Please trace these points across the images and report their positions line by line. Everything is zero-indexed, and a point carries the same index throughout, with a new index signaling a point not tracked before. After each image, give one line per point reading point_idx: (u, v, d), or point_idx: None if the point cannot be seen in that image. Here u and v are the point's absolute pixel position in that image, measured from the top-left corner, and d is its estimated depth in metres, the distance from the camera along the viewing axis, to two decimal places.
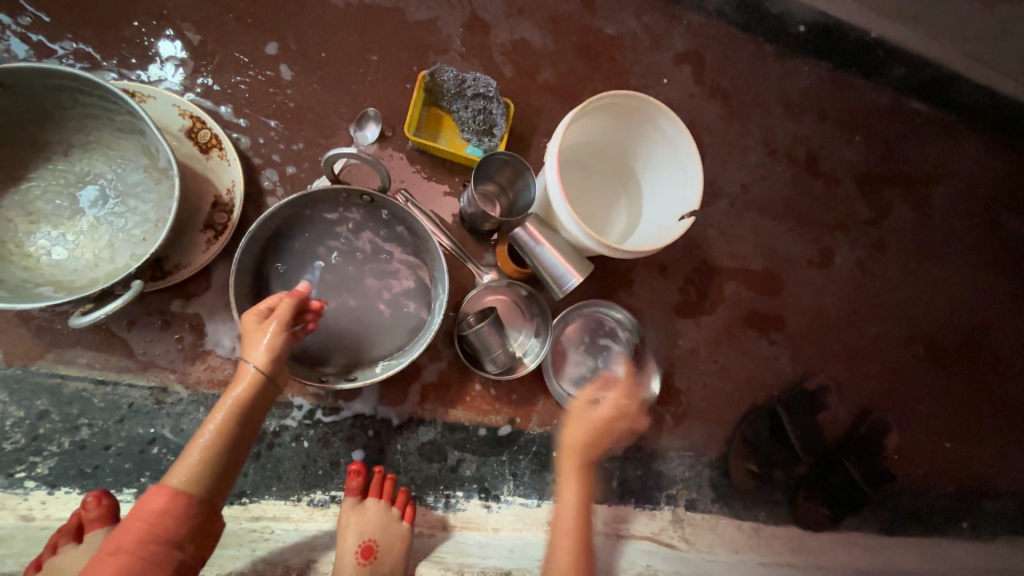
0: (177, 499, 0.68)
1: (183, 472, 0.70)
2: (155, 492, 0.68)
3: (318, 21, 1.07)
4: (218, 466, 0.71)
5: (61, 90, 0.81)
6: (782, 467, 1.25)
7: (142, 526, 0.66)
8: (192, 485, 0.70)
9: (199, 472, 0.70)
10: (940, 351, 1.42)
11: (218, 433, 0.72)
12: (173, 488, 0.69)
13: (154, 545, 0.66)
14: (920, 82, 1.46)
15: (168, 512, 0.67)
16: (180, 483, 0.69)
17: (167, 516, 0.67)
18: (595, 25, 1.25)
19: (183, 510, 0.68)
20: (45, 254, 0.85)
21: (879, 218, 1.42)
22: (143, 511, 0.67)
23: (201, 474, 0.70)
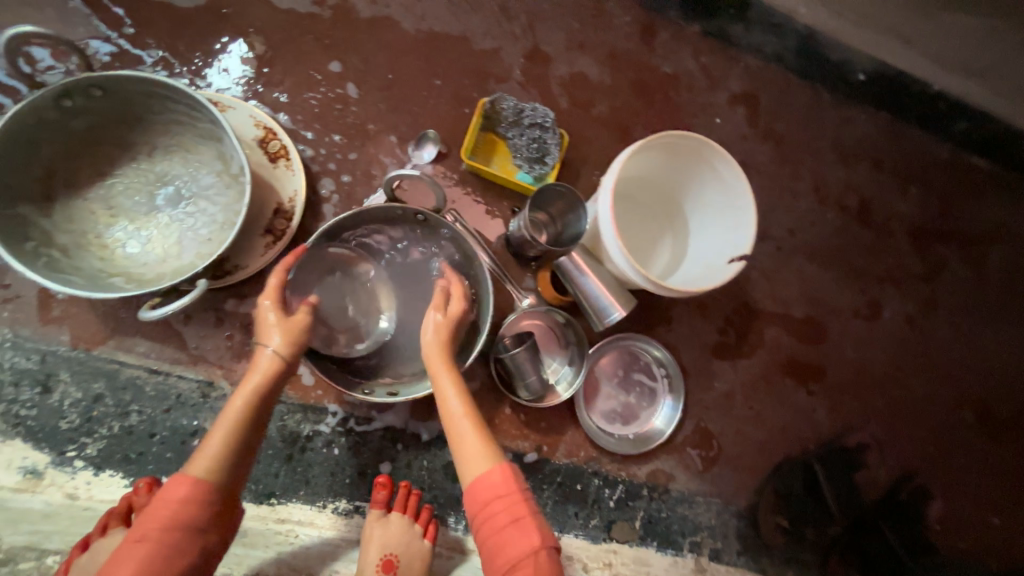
0: (201, 487, 0.69)
1: (205, 461, 0.71)
2: (176, 481, 0.68)
3: (388, 45, 1.12)
4: (238, 452, 0.73)
5: (154, 97, 0.87)
6: (814, 525, 1.20)
7: (169, 512, 0.67)
8: (213, 472, 0.70)
9: (220, 459, 0.71)
10: (991, 419, 1.35)
11: (239, 418, 0.74)
12: (196, 477, 0.69)
13: (179, 532, 0.66)
14: (984, 138, 1.41)
15: (190, 500, 0.68)
16: (202, 471, 0.70)
17: (192, 503, 0.68)
18: (652, 62, 1.26)
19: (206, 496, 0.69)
20: (120, 247, 0.90)
21: (932, 274, 1.37)
22: (168, 498, 0.67)
23: (223, 463, 0.71)
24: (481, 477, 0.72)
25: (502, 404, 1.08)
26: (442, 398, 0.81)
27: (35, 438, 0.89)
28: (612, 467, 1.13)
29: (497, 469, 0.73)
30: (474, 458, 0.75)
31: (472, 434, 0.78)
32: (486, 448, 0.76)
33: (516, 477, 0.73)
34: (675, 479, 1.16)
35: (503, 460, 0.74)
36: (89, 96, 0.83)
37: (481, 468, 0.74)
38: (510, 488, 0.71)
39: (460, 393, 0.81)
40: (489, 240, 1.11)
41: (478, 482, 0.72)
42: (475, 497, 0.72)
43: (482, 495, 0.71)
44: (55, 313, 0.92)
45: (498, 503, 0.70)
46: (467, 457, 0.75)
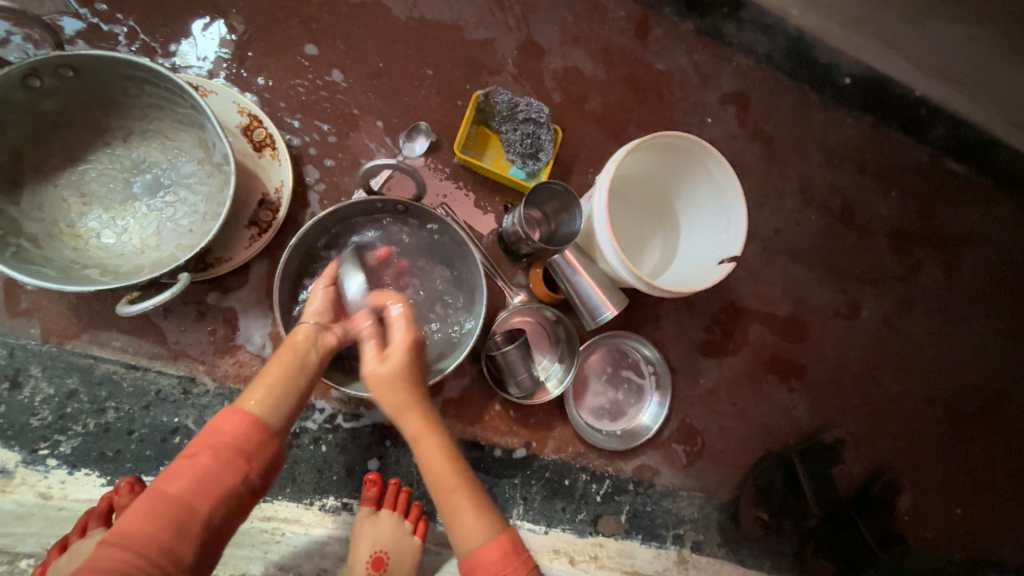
0: (253, 421, 0.71)
1: (258, 396, 0.73)
2: (229, 411, 0.71)
3: (378, 32, 1.09)
4: (287, 393, 0.75)
5: (130, 79, 0.83)
6: (791, 517, 1.24)
7: (222, 438, 0.69)
8: (263, 409, 0.73)
9: (272, 399, 0.74)
10: (958, 415, 1.41)
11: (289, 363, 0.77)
12: (250, 410, 0.72)
13: (230, 455, 0.69)
14: (961, 143, 1.45)
15: (241, 430, 0.70)
16: (256, 404, 0.72)
17: (242, 433, 0.70)
18: (646, 59, 1.26)
19: (259, 435, 0.72)
20: (95, 237, 0.86)
21: (908, 275, 1.41)
22: (223, 425, 0.70)
23: (273, 402, 0.74)
24: (481, 550, 0.73)
25: (492, 400, 1.08)
26: (426, 464, 0.79)
27: (5, 435, 0.85)
28: (599, 463, 1.14)
29: (493, 543, 0.73)
30: (471, 529, 0.75)
31: (464, 502, 0.77)
32: (481, 518, 0.75)
33: (514, 546, 0.74)
34: (660, 474, 1.18)
35: (499, 529, 0.75)
36: (60, 76, 0.78)
37: (478, 542, 0.74)
38: (508, 562, 0.72)
39: (444, 458, 0.79)
40: (480, 235, 1.10)
41: (476, 557, 0.73)
42: (477, 571, 0.72)
43: (484, 570, 0.72)
44: (23, 305, 0.88)
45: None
46: (463, 529, 0.75)
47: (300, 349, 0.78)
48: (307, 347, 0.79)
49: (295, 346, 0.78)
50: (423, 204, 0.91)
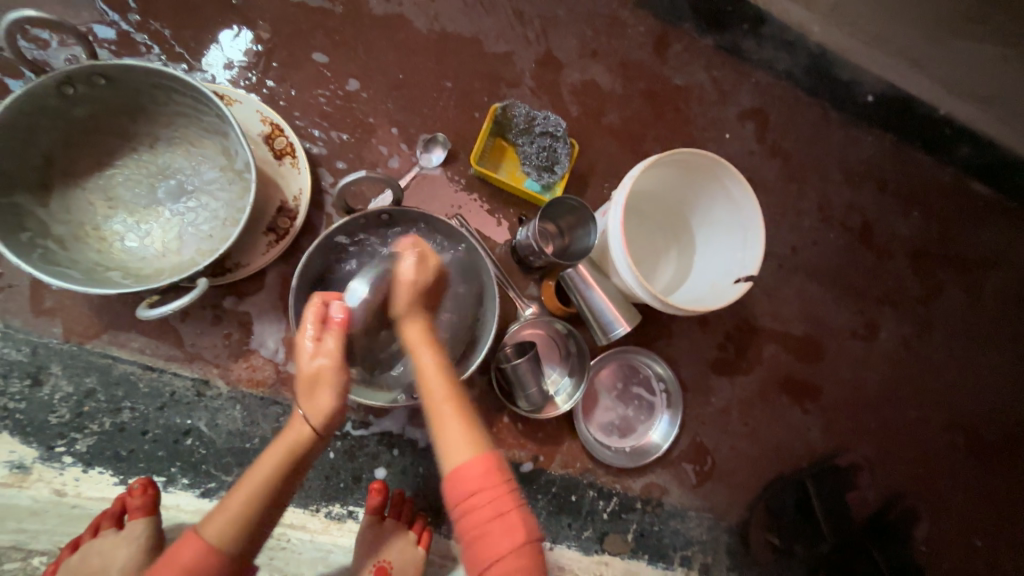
0: (207, 556, 0.65)
1: (217, 525, 0.67)
2: (188, 541, 0.67)
3: (399, 44, 1.10)
4: (252, 517, 0.68)
5: (159, 88, 0.85)
6: (803, 543, 1.21)
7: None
8: (222, 539, 0.66)
9: (233, 528, 0.67)
10: (980, 444, 1.36)
11: (264, 481, 0.70)
12: (206, 540, 0.66)
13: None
14: (986, 164, 1.42)
15: (193, 568, 0.65)
16: (213, 538, 0.66)
17: (195, 570, 0.65)
18: (664, 74, 1.26)
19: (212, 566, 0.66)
20: (119, 240, 0.88)
21: (929, 297, 1.38)
22: (176, 560, 0.65)
23: (237, 530, 0.67)
24: (462, 466, 0.65)
25: (500, 412, 1.08)
26: (422, 372, 0.74)
27: (24, 432, 0.87)
28: (606, 479, 1.13)
29: (477, 459, 0.65)
30: (455, 441, 0.68)
31: (452, 413, 0.70)
32: (468, 431, 0.69)
33: (500, 469, 0.66)
34: (669, 493, 1.16)
35: (484, 449, 0.67)
36: (92, 84, 0.81)
37: (462, 457, 0.66)
38: (492, 481, 0.64)
39: (441, 370, 0.73)
40: (493, 245, 1.10)
41: (459, 471, 0.65)
42: (457, 487, 0.64)
43: (466, 486, 0.64)
44: (47, 305, 0.90)
45: (480, 497, 0.63)
46: (449, 441, 0.68)
47: (285, 458, 0.70)
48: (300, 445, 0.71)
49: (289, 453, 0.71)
50: (407, 209, 0.92)
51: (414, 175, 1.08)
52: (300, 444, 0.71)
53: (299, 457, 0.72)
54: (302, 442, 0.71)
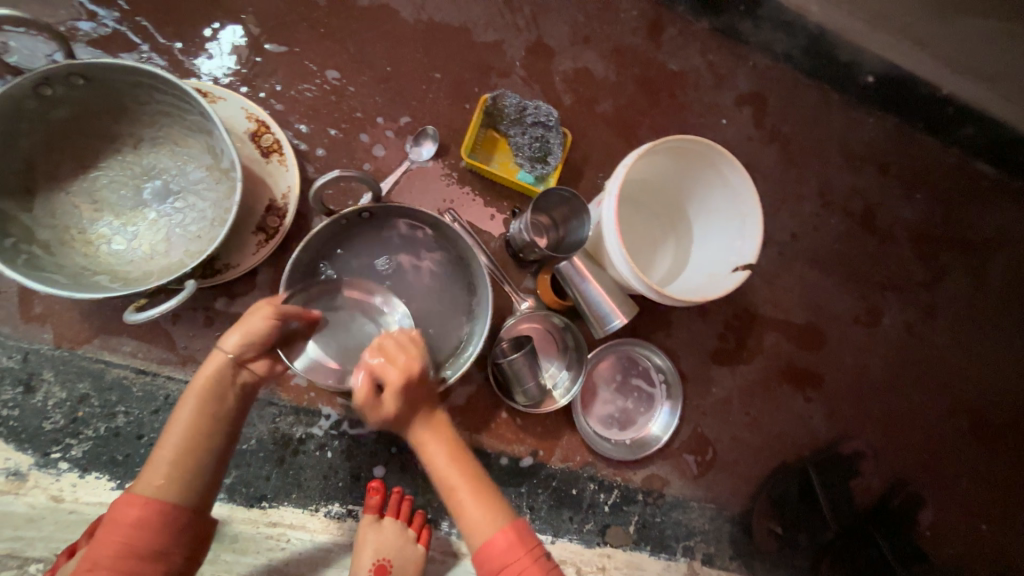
0: (150, 506, 0.66)
1: (154, 479, 0.68)
2: (124, 503, 0.66)
3: (385, 35, 1.08)
4: (189, 470, 0.69)
5: (139, 86, 0.83)
6: (807, 531, 1.20)
7: (120, 534, 0.64)
8: (162, 490, 0.67)
9: (166, 479, 0.68)
10: (985, 428, 1.35)
11: (187, 434, 0.70)
12: (145, 497, 0.66)
13: (135, 559, 0.63)
14: (990, 143, 1.39)
15: (142, 522, 0.65)
16: (151, 490, 0.67)
17: (144, 525, 0.65)
18: (658, 58, 1.23)
19: (157, 516, 0.66)
20: (106, 243, 0.87)
21: (932, 281, 1.36)
22: (120, 521, 0.65)
23: (176, 479, 0.68)
24: (489, 543, 0.71)
25: (499, 408, 1.07)
26: (432, 466, 0.77)
27: (18, 438, 0.86)
28: (607, 472, 1.12)
29: (502, 533, 0.72)
30: (479, 521, 0.73)
31: (470, 493, 0.75)
32: (487, 510, 0.73)
33: (525, 536, 0.72)
34: (671, 485, 1.16)
35: (507, 520, 0.73)
36: (71, 84, 0.79)
37: (487, 534, 0.72)
38: (518, 551, 0.71)
39: (450, 454, 0.77)
40: (488, 239, 1.08)
41: (489, 547, 0.71)
42: (489, 562, 0.71)
43: (494, 562, 0.71)
44: (37, 310, 0.89)
45: (510, 569, 0.70)
46: (471, 523, 0.73)
47: (205, 404, 0.72)
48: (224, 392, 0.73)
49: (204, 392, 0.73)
50: (385, 203, 0.90)
51: (404, 170, 1.06)
52: (221, 380, 0.73)
53: (219, 407, 0.73)
54: (225, 383, 0.74)
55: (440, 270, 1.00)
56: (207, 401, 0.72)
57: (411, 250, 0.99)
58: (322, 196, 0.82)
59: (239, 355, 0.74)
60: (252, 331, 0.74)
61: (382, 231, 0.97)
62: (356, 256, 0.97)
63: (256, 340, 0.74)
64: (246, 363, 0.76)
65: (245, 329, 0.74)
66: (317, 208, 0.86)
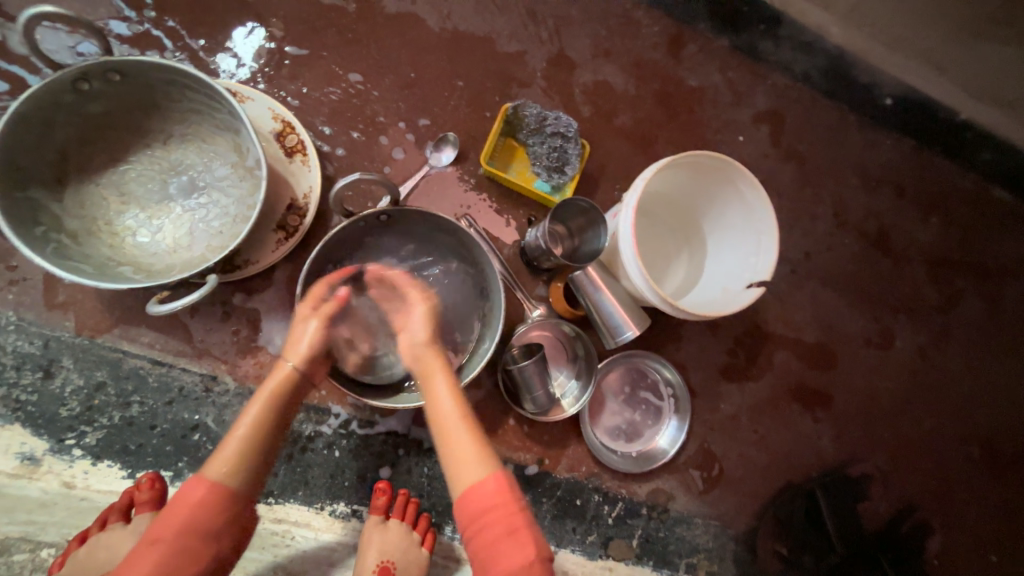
0: (217, 489, 0.66)
1: (224, 462, 0.68)
2: (192, 482, 0.66)
3: (411, 42, 1.10)
4: (257, 459, 0.70)
5: (173, 85, 0.86)
6: (813, 553, 1.19)
7: (185, 513, 0.64)
8: (229, 478, 0.67)
9: (238, 463, 0.68)
10: (997, 456, 1.33)
11: (255, 429, 0.70)
12: (214, 478, 0.67)
13: (194, 538, 0.63)
14: (1008, 170, 1.39)
15: (207, 504, 0.65)
16: (218, 474, 0.67)
17: (208, 509, 0.65)
18: (678, 74, 1.24)
19: (224, 498, 0.66)
20: (130, 235, 0.89)
21: (946, 306, 1.35)
22: (185, 499, 0.65)
23: (243, 468, 0.68)
24: (474, 487, 0.66)
25: (506, 414, 1.07)
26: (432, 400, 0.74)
27: (35, 423, 0.88)
28: (612, 484, 1.12)
29: (490, 477, 0.67)
30: (469, 460, 0.69)
31: (466, 434, 0.71)
32: (481, 451, 0.70)
33: (511, 487, 0.68)
34: (675, 500, 1.15)
35: (497, 467, 0.69)
36: (108, 80, 0.81)
37: (473, 476, 0.68)
38: (503, 497, 0.66)
39: (451, 388, 0.74)
40: (503, 246, 1.09)
41: (472, 491, 0.66)
42: (468, 506, 0.66)
43: (475, 505, 0.66)
44: (60, 298, 0.91)
45: (489, 516, 0.64)
46: (459, 462, 0.69)
47: (273, 407, 0.72)
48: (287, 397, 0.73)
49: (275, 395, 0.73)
50: (405, 207, 0.91)
51: (423, 174, 1.07)
52: (286, 391, 0.74)
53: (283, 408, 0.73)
54: (291, 393, 0.74)
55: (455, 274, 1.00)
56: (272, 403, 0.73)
57: (428, 253, 1.01)
58: (341, 199, 0.84)
59: (305, 372, 0.75)
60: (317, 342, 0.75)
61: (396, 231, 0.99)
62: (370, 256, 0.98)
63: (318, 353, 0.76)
64: (311, 376, 0.77)
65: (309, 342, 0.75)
66: (336, 210, 0.88)
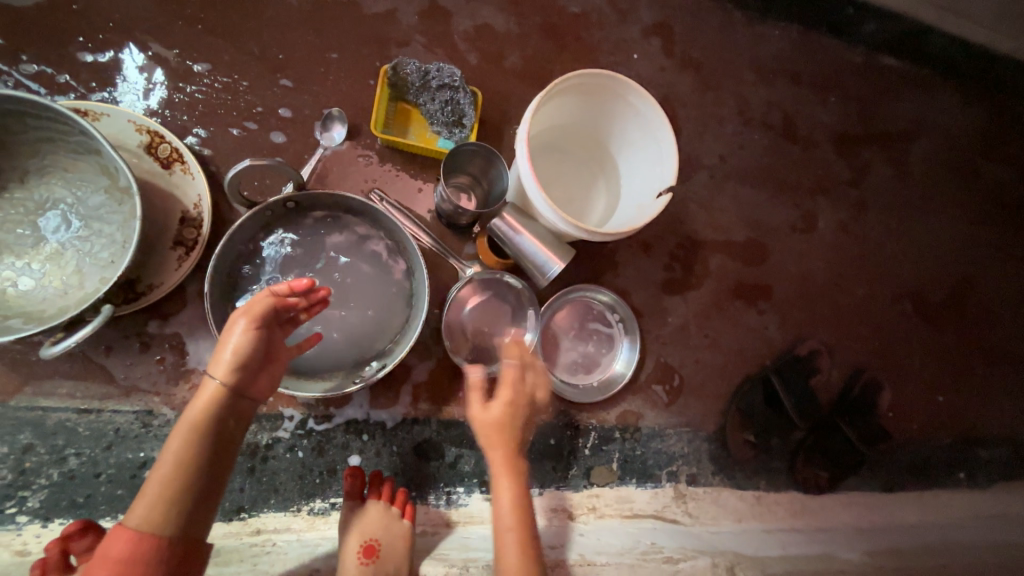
0: (140, 541, 0.63)
1: (146, 513, 0.65)
2: (115, 535, 0.63)
3: (271, 22, 1.03)
4: (184, 499, 0.67)
5: (9, 115, 0.79)
6: (779, 434, 1.26)
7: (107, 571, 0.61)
8: (152, 524, 0.64)
9: (159, 509, 0.65)
10: (927, 306, 1.43)
11: (182, 458, 0.67)
12: (136, 530, 0.63)
13: None
14: (892, 37, 1.44)
15: (131, 558, 0.62)
16: (143, 521, 0.64)
17: (133, 562, 0.62)
18: (558, 3, 1.21)
19: (151, 550, 0.63)
20: (12, 286, 0.83)
21: (858, 179, 1.41)
22: (107, 556, 0.62)
23: (167, 513, 0.65)
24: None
25: (463, 377, 1.07)
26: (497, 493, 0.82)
27: None
28: (581, 417, 1.15)
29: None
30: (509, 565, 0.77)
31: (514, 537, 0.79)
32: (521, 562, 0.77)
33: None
34: (644, 417, 1.19)
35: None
36: None
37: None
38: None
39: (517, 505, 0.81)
40: (420, 214, 1.07)
41: None
42: None
43: None
44: None
45: None
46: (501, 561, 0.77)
47: (201, 430, 0.69)
48: (215, 416, 0.70)
49: (200, 420, 0.69)
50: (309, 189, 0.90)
51: (319, 157, 1.03)
52: (214, 410, 0.70)
53: (217, 428, 0.70)
54: (218, 413, 0.70)
55: (377, 249, 0.98)
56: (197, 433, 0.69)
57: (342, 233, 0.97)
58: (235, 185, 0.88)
59: (234, 383, 0.71)
60: (243, 345, 0.71)
61: (310, 222, 0.95)
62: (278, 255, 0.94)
63: (248, 359, 0.71)
64: (242, 390, 0.72)
65: (233, 347, 0.71)
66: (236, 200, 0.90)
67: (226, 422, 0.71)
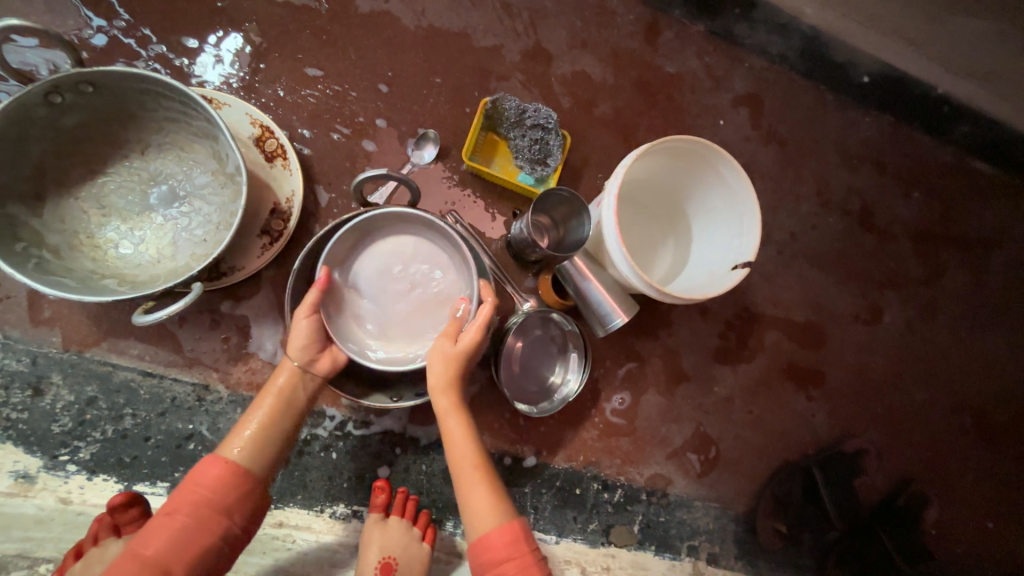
0: (231, 468, 0.73)
1: (238, 444, 0.76)
2: (206, 461, 0.73)
3: (387, 41, 1.10)
4: (270, 443, 0.78)
5: (147, 94, 0.85)
6: (812, 530, 1.20)
7: (200, 489, 0.71)
8: (242, 455, 0.75)
9: (251, 444, 0.76)
10: (989, 425, 1.35)
11: (268, 415, 0.79)
12: (229, 459, 0.74)
13: (210, 512, 0.70)
14: (988, 141, 1.40)
15: (221, 480, 0.72)
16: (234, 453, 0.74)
17: (222, 483, 0.72)
18: (655, 61, 1.24)
19: (236, 480, 0.73)
20: (113, 247, 0.88)
21: (932, 278, 1.36)
22: (199, 478, 0.72)
23: (255, 449, 0.76)
24: (487, 538, 0.76)
25: (501, 408, 1.08)
26: (452, 445, 0.82)
27: (27, 441, 0.88)
28: (611, 471, 1.13)
29: (499, 531, 0.76)
30: (483, 514, 0.77)
31: (479, 481, 0.80)
32: (494, 502, 0.78)
33: (525, 534, 0.77)
34: (674, 484, 1.16)
35: (508, 518, 0.77)
36: (80, 93, 0.81)
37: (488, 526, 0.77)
38: (519, 548, 0.75)
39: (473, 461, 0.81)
40: (489, 241, 1.10)
41: (485, 540, 0.76)
42: (486, 554, 0.75)
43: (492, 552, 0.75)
44: (46, 314, 0.90)
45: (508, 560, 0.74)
46: (474, 514, 0.78)
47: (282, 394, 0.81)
48: (290, 386, 0.82)
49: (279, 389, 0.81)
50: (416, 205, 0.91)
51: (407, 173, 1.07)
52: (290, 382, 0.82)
53: (291, 396, 0.82)
54: (294, 384, 0.82)
55: None
56: (281, 396, 0.81)
57: None
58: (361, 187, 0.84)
59: (305, 361, 0.83)
60: (307, 331, 0.83)
61: None
62: (360, 265, 0.90)
63: (314, 341, 0.84)
64: (313, 368, 0.84)
65: (299, 333, 0.83)
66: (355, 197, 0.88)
67: (299, 392, 0.82)
